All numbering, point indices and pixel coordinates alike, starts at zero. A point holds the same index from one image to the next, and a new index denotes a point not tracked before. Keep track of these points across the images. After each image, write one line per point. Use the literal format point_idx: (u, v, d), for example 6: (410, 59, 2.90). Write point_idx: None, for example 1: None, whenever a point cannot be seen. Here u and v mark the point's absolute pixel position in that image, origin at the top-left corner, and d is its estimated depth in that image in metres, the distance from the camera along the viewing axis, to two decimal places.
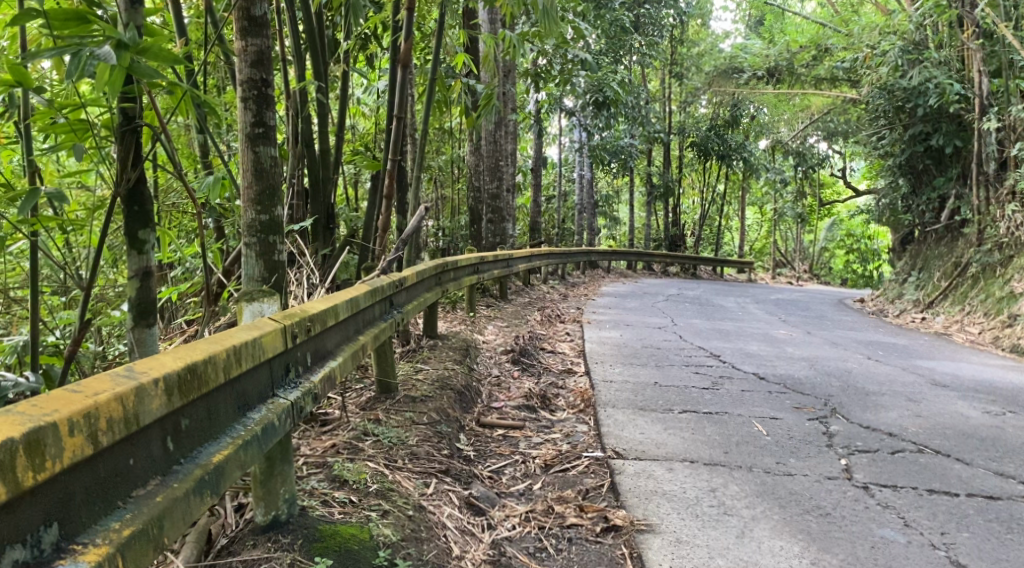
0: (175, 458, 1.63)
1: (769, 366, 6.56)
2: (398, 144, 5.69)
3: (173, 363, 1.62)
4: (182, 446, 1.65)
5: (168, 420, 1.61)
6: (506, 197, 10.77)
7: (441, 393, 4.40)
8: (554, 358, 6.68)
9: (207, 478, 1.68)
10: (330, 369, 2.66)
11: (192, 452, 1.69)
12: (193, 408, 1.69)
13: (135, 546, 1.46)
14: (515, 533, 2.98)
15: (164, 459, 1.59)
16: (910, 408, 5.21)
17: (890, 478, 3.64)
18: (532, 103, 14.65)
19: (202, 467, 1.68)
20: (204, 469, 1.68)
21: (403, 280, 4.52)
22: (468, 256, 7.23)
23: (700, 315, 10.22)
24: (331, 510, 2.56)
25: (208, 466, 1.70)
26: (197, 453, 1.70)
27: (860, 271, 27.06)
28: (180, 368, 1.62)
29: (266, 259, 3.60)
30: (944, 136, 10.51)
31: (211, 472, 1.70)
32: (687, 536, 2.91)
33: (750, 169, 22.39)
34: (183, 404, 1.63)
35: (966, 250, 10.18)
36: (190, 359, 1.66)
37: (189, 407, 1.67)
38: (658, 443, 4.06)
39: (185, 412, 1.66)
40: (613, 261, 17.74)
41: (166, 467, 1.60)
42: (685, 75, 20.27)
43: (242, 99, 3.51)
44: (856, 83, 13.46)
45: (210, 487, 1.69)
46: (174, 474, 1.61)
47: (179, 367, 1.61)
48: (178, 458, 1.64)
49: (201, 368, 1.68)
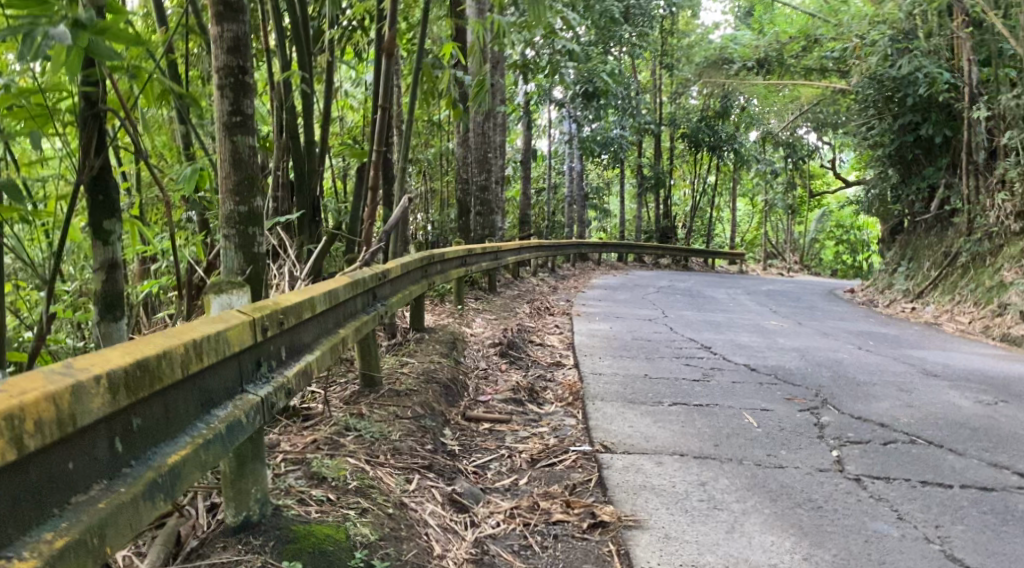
0: (124, 460, 1.54)
1: (759, 357, 6.50)
2: (383, 136, 5.60)
3: (120, 358, 1.52)
4: (133, 447, 1.56)
5: (116, 420, 1.51)
6: (494, 189, 10.68)
7: (426, 387, 4.32)
8: (543, 351, 6.59)
9: (159, 481, 1.60)
10: (306, 363, 2.57)
11: (145, 452, 1.60)
12: (145, 406, 1.59)
13: (72, 558, 1.37)
14: (499, 530, 2.89)
15: (111, 461, 1.50)
16: (902, 398, 5.16)
17: (883, 470, 3.58)
18: (520, 94, 14.55)
19: (155, 469, 1.59)
20: (157, 471, 1.59)
21: (387, 273, 4.42)
22: (456, 248, 7.14)
23: (691, 307, 10.16)
24: (307, 509, 2.47)
25: (162, 468, 1.61)
26: (150, 455, 1.61)
27: (849, 262, 27.13)
28: (129, 363, 1.52)
29: (245, 251, 3.49)
30: (933, 125, 10.49)
31: (165, 474, 1.61)
32: (676, 532, 2.83)
33: (741, 160, 22.36)
34: (132, 403, 1.53)
35: (956, 239, 10.16)
36: (140, 354, 1.56)
37: (141, 406, 1.58)
38: (648, 436, 3.99)
39: (135, 411, 1.56)
40: (604, 253, 17.66)
41: (113, 470, 1.51)
42: (675, 66, 20.24)
43: (219, 87, 3.39)
44: (846, 73, 13.43)
45: (164, 490, 1.61)
46: (122, 477, 1.52)
47: (127, 363, 1.51)
48: (127, 460, 1.54)
49: (153, 364, 1.59)
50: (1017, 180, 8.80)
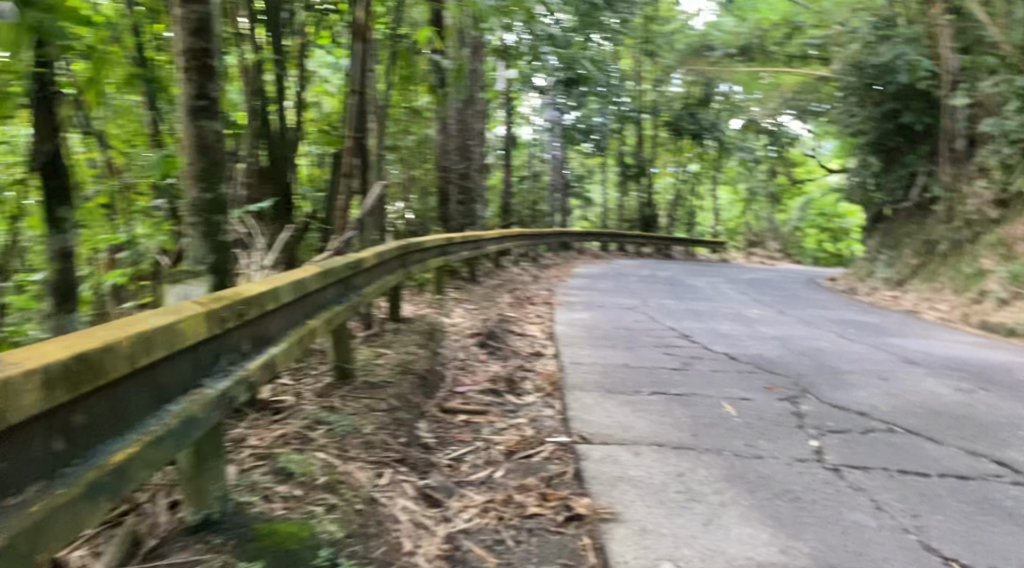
0: (63, 459, 1.45)
1: (740, 346, 6.47)
2: (358, 122, 5.50)
3: (61, 351, 1.43)
4: (73, 445, 1.47)
5: (55, 417, 1.42)
6: (475, 177, 10.59)
7: (402, 379, 4.25)
8: (523, 340, 6.53)
9: (102, 480, 1.51)
10: (270, 356, 2.49)
11: (87, 450, 1.52)
12: (88, 402, 1.50)
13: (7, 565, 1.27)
14: (472, 525, 2.83)
15: (49, 460, 1.41)
16: (882, 385, 5.14)
17: (862, 459, 3.55)
18: (502, 82, 14.44)
19: (98, 469, 1.51)
20: (101, 471, 1.51)
21: (361, 262, 4.34)
22: (435, 237, 7.05)
23: (672, 295, 10.13)
24: (271, 506, 2.40)
25: (107, 467, 1.53)
26: (93, 453, 1.52)
27: (831, 250, 27.27)
28: (71, 356, 1.43)
29: (212, 239, 3.39)
30: (914, 113, 10.49)
31: (109, 473, 1.53)
32: (652, 524, 2.78)
33: (723, 149, 22.38)
34: (71, 400, 1.44)
35: (936, 227, 10.19)
36: (81, 348, 1.47)
37: (82, 402, 1.49)
38: (626, 426, 3.94)
39: (76, 407, 1.47)
40: (587, 242, 17.62)
41: (51, 471, 1.42)
42: (657, 53, 20.17)
43: (183, 70, 3.28)
44: (827, 61, 13.43)
45: (107, 490, 1.53)
46: (61, 478, 1.44)
47: (69, 355, 1.42)
48: (67, 459, 1.46)
49: (97, 358, 1.50)
50: (996, 167, 8.83)
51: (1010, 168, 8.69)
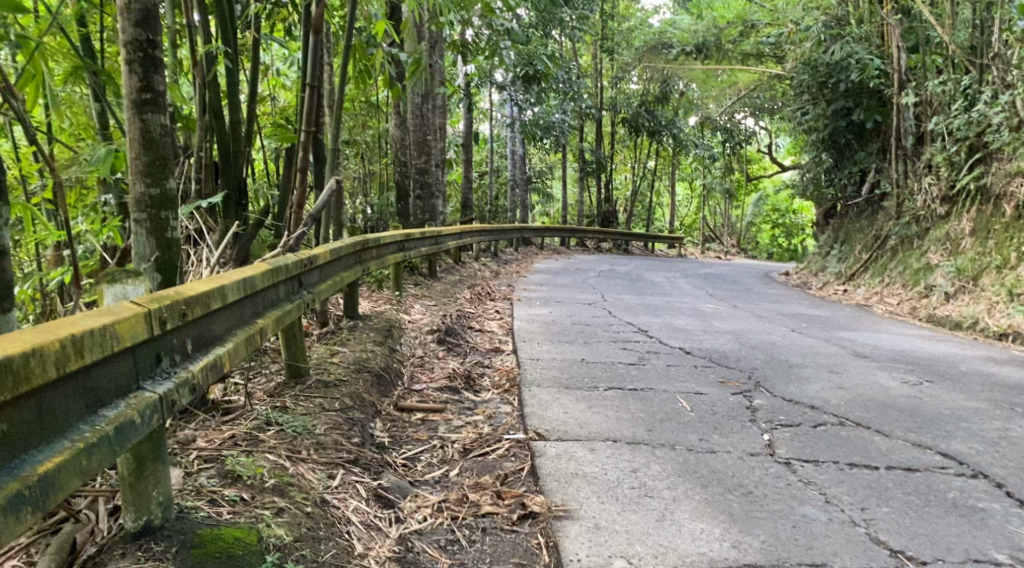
0: None
1: (696, 341, 6.53)
2: (312, 116, 5.40)
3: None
4: None
5: None
6: (434, 172, 10.52)
7: (356, 377, 4.19)
8: (482, 336, 6.50)
9: (24, 493, 1.46)
10: (215, 356, 2.43)
11: (9, 462, 1.46)
12: (11, 410, 1.45)
13: None
14: (426, 526, 2.80)
15: None
16: (833, 379, 5.23)
17: (813, 452, 3.60)
18: (460, 77, 14.37)
19: (20, 480, 1.45)
20: (22, 483, 1.46)
21: (314, 258, 4.27)
22: (393, 233, 6.98)
23: (631, 290, 10.19)
24: (217, 510, 2.34)
25: (29, 478, 1.47)
26: (16, 464, 1.47)
27: (785, 245, 27.73)
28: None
29: (158, 236, 3.29)
30: (865, 111, 10.70)
31: (32, 485, 1.48)
32: (606, 521, 2.77)
33: (680, 145, 22.60)
34: None
35: (885, 223, 10.41)
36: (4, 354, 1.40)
37: (4, 411, 1.43)
38: (582, 422, 3.94)
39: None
40: (547, 238, 17.64)
41: None
42: (615, 50, 20.27)
43: (126, 61, 3.15)
44: (781, 59, 13.64)
45: (30, 502, 1.47)
46: None
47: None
48: None
49: (21, 363, 1.44)
50: (943, 164, 9.05)
51: (956, 165, 8.92)
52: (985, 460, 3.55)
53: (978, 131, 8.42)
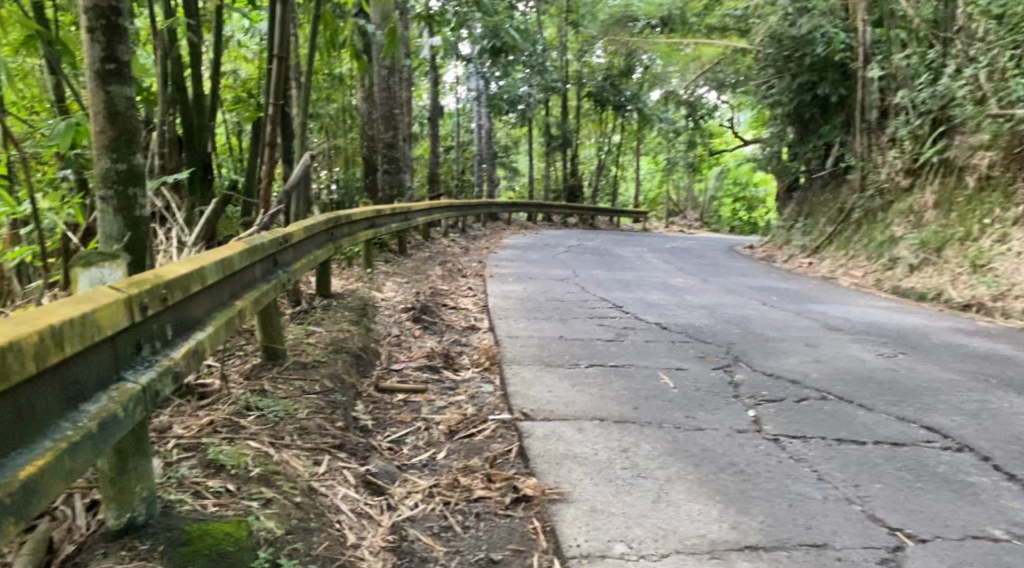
0: None
1: (671, 316, 6.52)
2: (280, 88, 5.20)
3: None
4: None
5: None
6: (399, 146, 10.32)
7: (335, 358, 4.08)
8: (456, 314, 6.40)
9: (9, 501, 1.34)
10: (196, 342, 2.30)
11: None
12: None
13: None
14: (418, 512, 2.72)
15: None
16: (810, 353, 5.26)
17: (799, 428, 3.59)
18: (424, 49, 14.09)
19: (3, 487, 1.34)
20: (7, 490, 1.34)
21: (288, 237, 4.12)
22: (363, 209, 6.81)
23: (600, 265, 10.15)
24: (202, 503, 2.23)
25: (13, 484, 1.35)
26: None
27: (746, 218, 28.01)
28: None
29: (126, 214, 3.12)
30: (829, 85, 10.72)
31: (17, 491, 1.36)
32: (602, 504, 2.72)
33: (644, 119, 22.58)
34: None
35: (850, 196, 10.49)
36: None
37: None
38: (567, 401, 3.88)
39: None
40: (513, 213, 17.50)
41: None
42: (580, 23, 20.07)
43: (87, 29, 2.94)
44: (746, 32, 13.62)
45: (14, 511, 1.35)
46: None
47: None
48: None
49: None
50: (907, 138, 9.12)
51: (920, 139, 8.99)
52: (970, 433, 3.58)
53: (942, 104, 8.44)
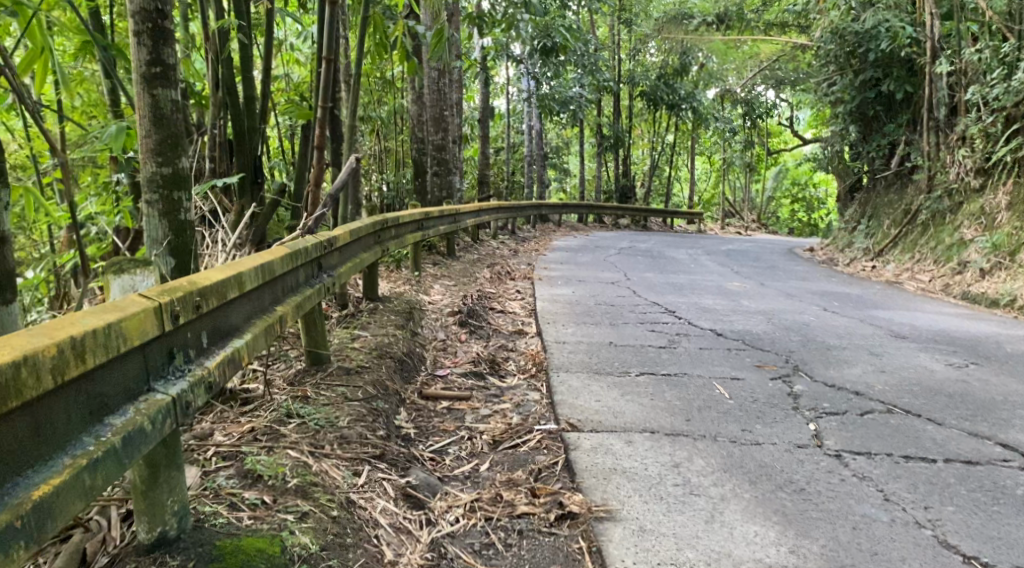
0: None
1: (726, 321, 6.31)
2: (330, 91, 5.16)
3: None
4: None
5: None
6: (451, 149, 10.28)
7: (379, 363, 4.02)
8: (504, 318, 6.31)
9: (17, 526, 1.31)
10: (233, 350, 2.25)
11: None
12: None
13: None
14: (459, 528, 2.63)
15: None
16: (874, 362, 5.01)
17: (863, 444, 3.39)
18: (476, 51, 14.06)
19: (11, 511, 1.31)
20: (15, 514, 1.31)
21: (334, 241, 4.07)
22: (412, 211, 6.77)
23: (653, 268, 9.95)
24: (237, 516, 2.18)
25: (22, 508, 1.33)
26: (4, 492, 1.32)
27: (806, 220, 27.30)
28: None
29: (171, 218, 3.10)
30: (895, 81, 10.32)
31: (27, 515, 1.33)
32: (652, 524, 2.59)
33: (700, 118, 22.18)
34: None
35: (915, 197, 10.07)
36: None
37: None
38: (615, 412, 3.74)
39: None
40: (564, 214, 17.34)
41: None
42: (634, 22, 19.81)
43: (134, 33, 2.92)
44: (806, 28, 13.25)
45: (22, 536, 1.33)
46: None
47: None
48: None
49: (8, 375, 1.29)
50: (978, 137, 8.67)
51: (992, 137, 8.55)
52: None
53: (1016, 101, 8.02)
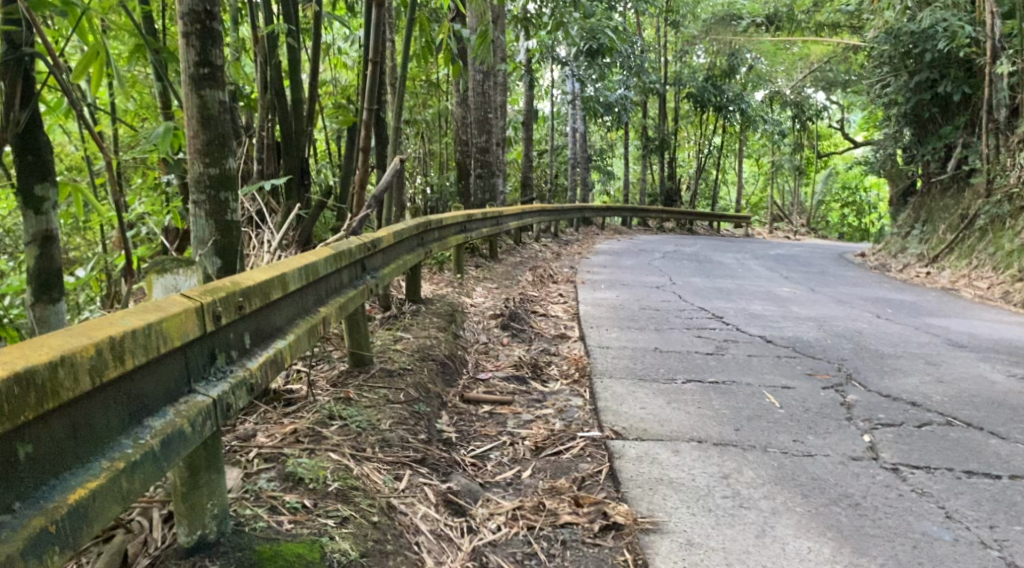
0: (3, 503, 1.23)
1: (775, 328, 6.16)
2: (376, 92, 5.14)
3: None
4: (17, 485, 1.26)
5: None
6: (495, 151, 10.25)
7: (421, 366, 3.99)
8: (547, 321, 6.24)
9: (52, 531, 1.29)
10: (276, 351, 2.23)
11: (36, 491, 1.29)
12: (36, 428, 1.28)
13: None
14: (501, 536, 2.57)
15: None
16: (931, 372, 4.82)
17: (922, 457, 3.25)
18: (522, 52, 14.03)
19: (47, 514, 1.29)
20: (50, 518, 1.29)
21: (378, 242, 4.06)
22: (455, 213, 6.75)
23: (698, 272, 9.78)
24: (277, 520, 2.15)
25: (58, 512, 1.31)
26: (41, 494, 1.30)
27: (856, 224, 26.69)
28: (6, 380, 1.20)
29: (218, 218, 3.10)
30: (952, 82, 10.01)
31: (63, 520, 1.31)
32: (700, 537, 2.50)
33: (748, 121, 21.84)
34: (11, 427, 1.22)
35: (973, 201, 9.74)
36: (20, 365, 1.23)
37: (28, 429, 1.26)
38: (661, 420, 3.65)
39: (21, 434, 1.25)
40: (608, 217, 17.18)
41: None
42: (681, 23, 19.58)
43: (184, 35, 2.93)
44: (859, 28, 12.95)
45: (57, 541, 1.30)
46: None
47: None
48: (7, 504, 1.24)
49: (45, 376, 1.27)
50: None
51: None
52: None
53: None
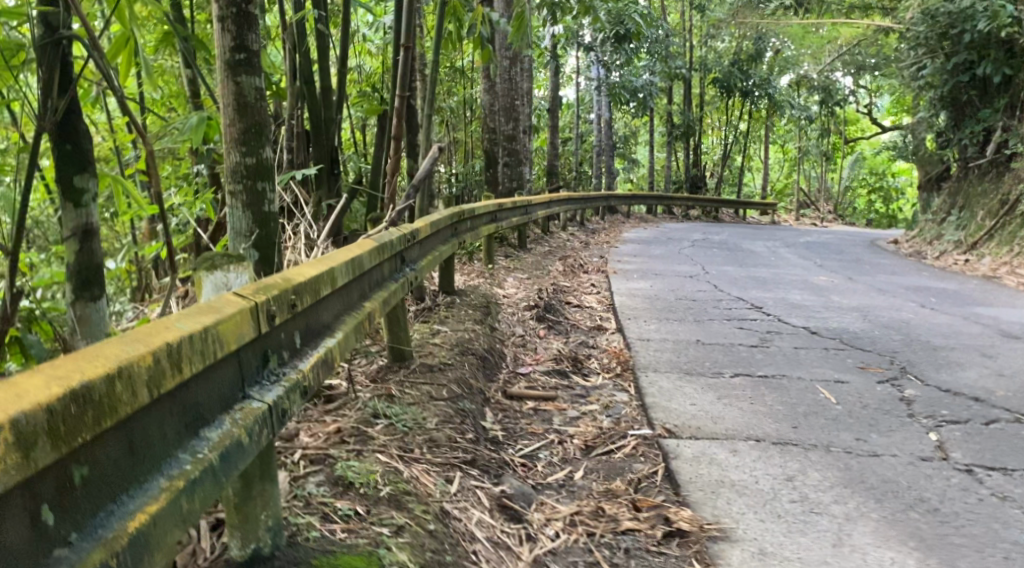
0: (60, 535, 1.10)
1: (818, 318, 5.96)
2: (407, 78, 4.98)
3: (45, 390, 1.07)
4: (75, 513, 1.13)
5: (49, 477, 1.08)
6: (522, 139, 10.07)
7: (462, 360, 3.86)
8: (582, 313, 6.09)
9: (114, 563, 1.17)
10: (326, 349, 2.11)
11: (94, 519, 1.17)
12: (92, 449, 1.16)
13: None
14: (560, 544, 2.44)
15: (42, 541, 1.06)
16: (988, 364, 4.62)
17: (996, 457, 3.08)
18: (547, 38, 13.82)
19: (107, 547, 1.16)
20: (111, 551, 1.17)
21: (416, 233, 3.93)
22: (487, 203, 6.61)
23: (731, 261, 9.57)
24: (330, 529, 2.04)
25: (117, 544, 1.18)
26: (99, 523, 1.17)
27: (883, 210, 26.23)
28: (62, 398, 1.08)
29: (255, 210, 2.97)
30: (992, 64, 9.69)
31: (123, 553, 1.19)
32: (773, 546, 2.35)
33: (774, 106, 21.46)
34: (68, 452, 1.09)
35: (1014, 186, 9.43)
36: (77, 381, 1.11)
37: (85, 451, 1.14)
38: (714, 417, 3.49)
39: (77, 458, 1.12)
40: (633, 206, 16.92)
41: (46, 554, 1.08)
42: (706, 7, 19.22)
43: (219, 19, 2.80)
44: (892, 10, 12.58)
45: None
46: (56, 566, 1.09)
47: (53, 397, 1.06)
48: (65, 536, 1.11)
49: (102, 392, 1.15)
50: None
51: None
52: None
53: None
